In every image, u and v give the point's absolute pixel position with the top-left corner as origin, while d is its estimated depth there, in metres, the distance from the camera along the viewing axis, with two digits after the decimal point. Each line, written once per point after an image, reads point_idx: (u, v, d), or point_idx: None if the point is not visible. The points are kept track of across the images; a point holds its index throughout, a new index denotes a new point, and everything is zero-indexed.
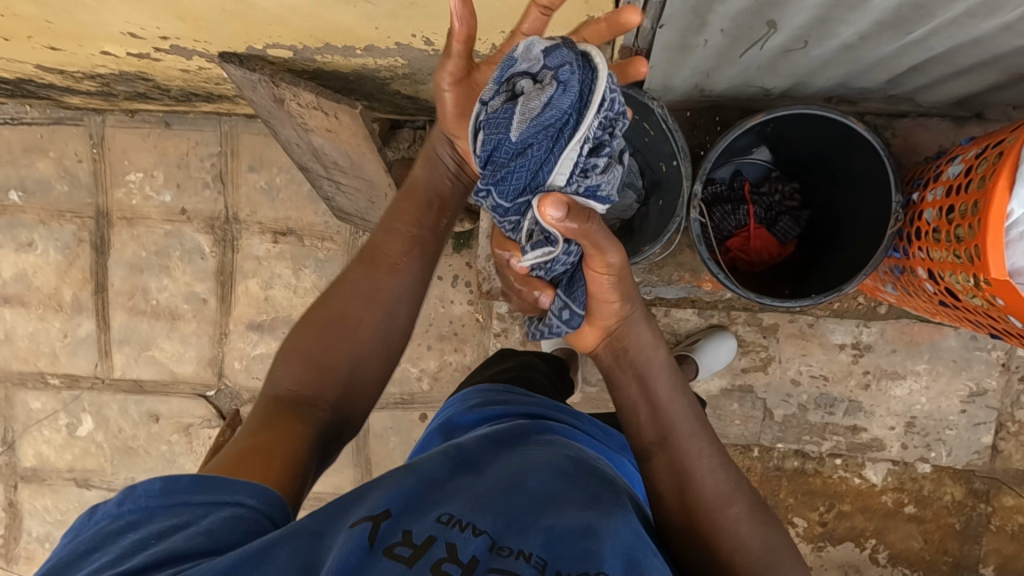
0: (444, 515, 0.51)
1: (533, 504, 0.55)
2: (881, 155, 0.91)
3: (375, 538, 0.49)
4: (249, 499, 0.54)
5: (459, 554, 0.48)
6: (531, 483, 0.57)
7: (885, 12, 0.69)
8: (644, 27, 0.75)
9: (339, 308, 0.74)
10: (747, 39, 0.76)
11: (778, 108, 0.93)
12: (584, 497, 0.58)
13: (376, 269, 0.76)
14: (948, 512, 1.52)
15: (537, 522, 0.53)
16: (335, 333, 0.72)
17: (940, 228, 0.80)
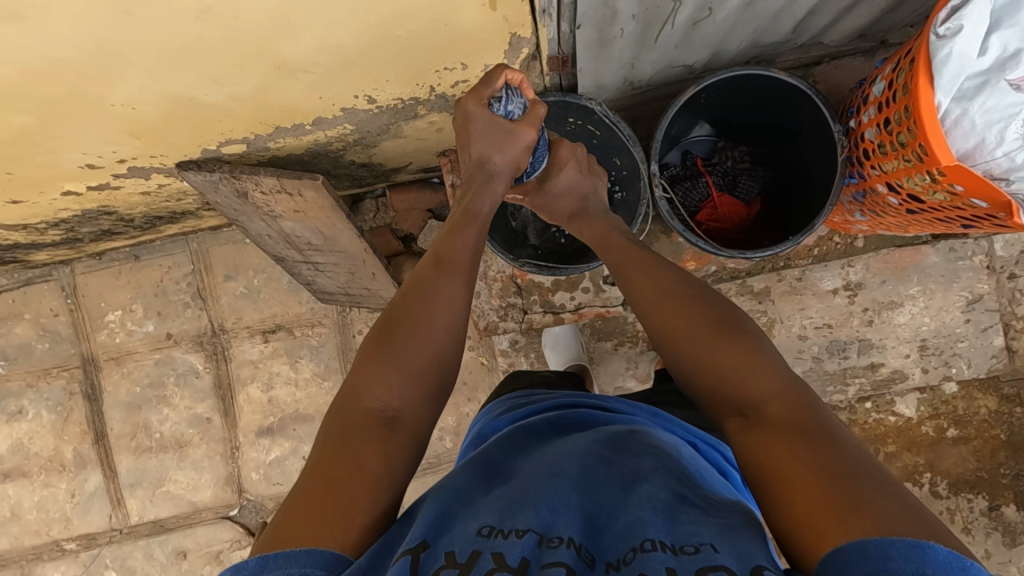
0: (482, 528, 0.50)
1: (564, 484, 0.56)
2: (809, 93, 0.96)
3: (420, 568, 0.47)
4: (307, 560, 0.52)
5: (508, 560, 0.46)
6: (568, 469, 0.57)
7: None
8: (562, 32, 0.80)
9: (407, 328, 0.70)
10: (657, 19, 0.79)
11: (701, 76, 1.00)
12: (622, 479, 0.56)
13: (441, 284, 0.74)
14: (990, 425, 1.54)
15: (562, 506, 0.53)
16: (417, 343, 0.69)
17: (884, 141, 0.85)
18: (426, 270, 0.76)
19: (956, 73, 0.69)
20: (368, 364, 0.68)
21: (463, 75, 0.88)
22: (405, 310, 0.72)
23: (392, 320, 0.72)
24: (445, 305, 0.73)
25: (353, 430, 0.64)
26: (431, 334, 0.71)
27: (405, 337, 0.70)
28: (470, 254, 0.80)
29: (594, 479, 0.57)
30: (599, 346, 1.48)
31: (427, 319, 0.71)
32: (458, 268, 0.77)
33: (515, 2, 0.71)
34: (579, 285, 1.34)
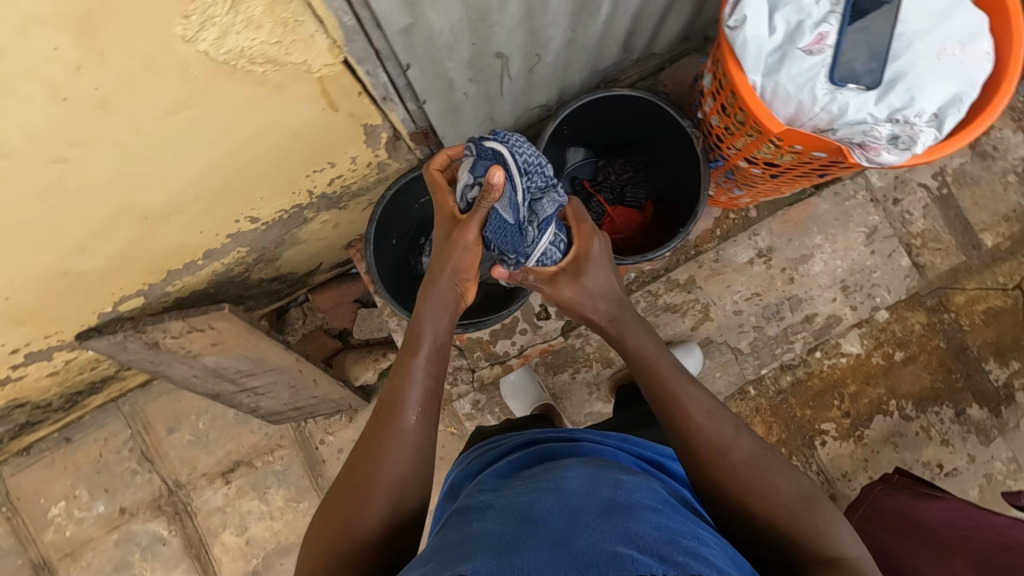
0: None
1: (545, 514, 0.55)
2: (652, 99, 1.05)
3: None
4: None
5: None
6: (547, 498, 0.57)
7: (587, 13, 0.81)
8: (411, 110, 0.82)
9: (359, 478, 0.68)
10: (494, 75, 0.83)
11: (557, 111, 1.08)
12: (600, 504, 0.56)
13: (390, 427, 0.71)
14: (928, 338, 1.66)
15: (548, 538, 0.52)
16: (372, 503, 0.66)
17: (728, 124, 0.92)
18: (379, 413, 0.73)
19: (756, 55, 0.78)
20: (328, 528, 0.66)
21: (335, 171, 0.90)
22: (358, 460, 0.70)
23: (349, 471, 0.70)
24: (397, 453, 0.69)
25: None
26: (383, 482, 0.67)
27: (361, 496, 0.66)
28: (421, 387, 0.75)
29: (570, 502, 0.56)
30: (557, 379, 1.50)
31: (378, 473, 0.67)
32: (409, 407, 0.73)
33: (355, 97, 0.71)
34: (517, 329, 1.37)
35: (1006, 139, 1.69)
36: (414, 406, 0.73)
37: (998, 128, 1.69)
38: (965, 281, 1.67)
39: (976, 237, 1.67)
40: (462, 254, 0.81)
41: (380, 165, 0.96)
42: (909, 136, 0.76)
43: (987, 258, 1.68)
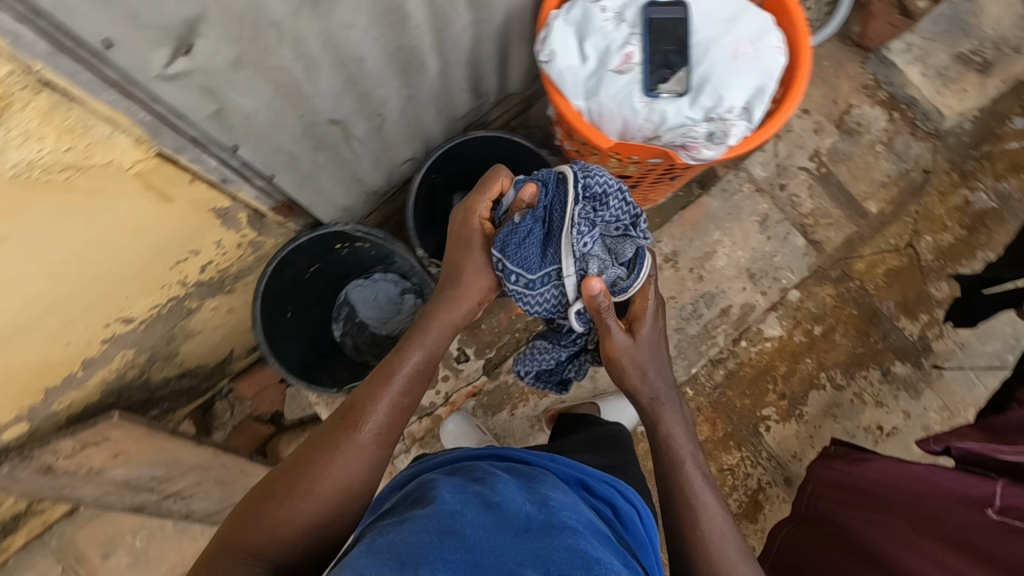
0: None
1: (457, 531, 0.52)
2: (504, 135, 1.09)
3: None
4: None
5: None
6: (466, 513, 0.54)
7: (415, 70, 0.86)
8: (261, 186, 0.84)
9: (305, 473, 0.68)
10: (339, 140, 0.87)
11: (423, 159, 1.08)
12: (519, 523, 0.54)
13: (348, 436, 0.71)
14: (840, 307, 1.74)
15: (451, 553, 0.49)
16: (305, 507, 0.66)
17: (575, 147, 0.97)
18: (340, 416, 0.73)
19: (574, 82, 0.84)
20: (257, 512, 0.66)
21: (202, 258, 0.90)
22: (308, 455, 0.70)
23: (299, 463, 0.70)
24: (346, 469, 0.69)
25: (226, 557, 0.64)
26: (325, 487, 0.68)
27: (298, 495, 0.66)
28: (388, 406, 0.74)
29: (492, 519, 0.54)
30: (497, 420, 1.43)
31: (322, 481, 0.67)
32: (370, 420, 0.72)
33: (189, 185, 0.72)
34: (439, 378, 1.38)
35: (866, 115, 1.82)
36: (377, 421, 0.73)
37: (857, 106, 1.82)
38: (861, 250, 1.77)
39: (861, 207, 1.78)
40: (484, 280, 0.84)
41: (252, 244, 0.97)
42: (722, 130, 0.82)
43: (874, 224, 1.78)
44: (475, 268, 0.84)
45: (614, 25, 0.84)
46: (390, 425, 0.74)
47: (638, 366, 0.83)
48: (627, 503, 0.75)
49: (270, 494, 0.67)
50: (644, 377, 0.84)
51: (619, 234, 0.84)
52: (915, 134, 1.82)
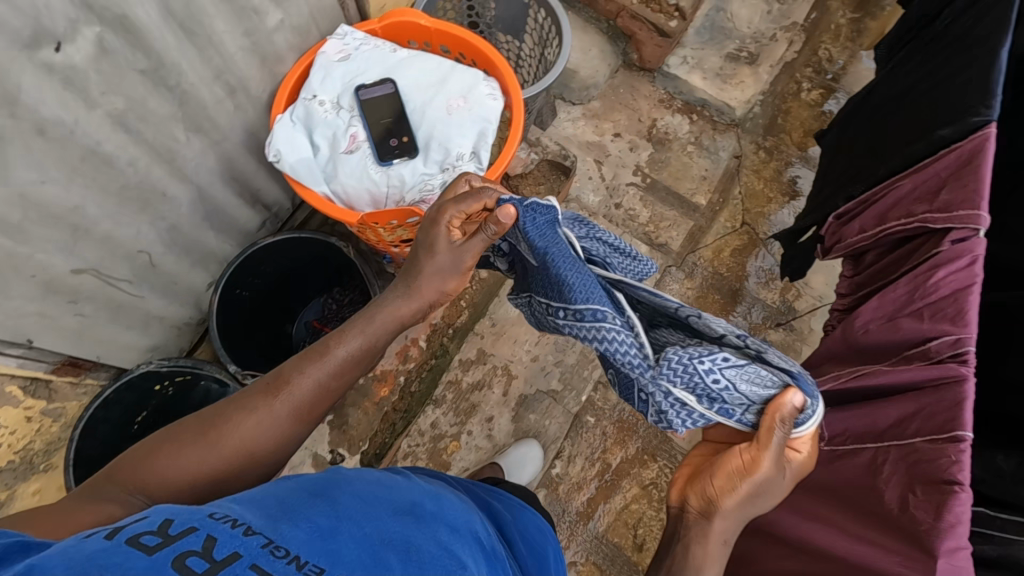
0: (216, 512, 0.41)
1: (336, 502, 0.47)
2: (287, 237, 1.11)
3: (118, 532, 0.38)
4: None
5: (216, 550, 0.37)
6: (351, 490, 0.49)
7: (161, 202, 0.90)
8: (21, 356, 0.84)
9: (221, 427, 0.63)
10: (101, 287, 0.88)
11: (218, 277, 1.08)
12: (395, 510, 0.49)
13: (269, 402, 0.66)
14: (708, 296, 1.78)
15: (327, 517, 0.44)
16: (206, 456, 0.61)
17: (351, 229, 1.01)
18: (268, 380, 0.68)
19: (309, 172, 0.89)
20: (155, 447, 0.61)
21: None
22: (227, 410, 0.65)
23: (220, 414, 0.64)
24: (260, 433, 0.64)
25: (115, 480, 0.58)
26: (234, 445, 0.63)
27: (200, 441, 0.62)
28: (316, 383, 0.69)
29: (372, 498, 0.49)
30: None
31: (231, 437, 0.63)
32: (292, 393, 0.67)
33: None
34: None
35: (670, 124, 1.87)
36: (301, 395, 0.67)
37: (660, 118, 1.87)
38: (704, 240, 1.80)
39: (691, 203, 1.82)
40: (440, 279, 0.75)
41: (46, 413, 0.94)
42: (453, 178, 0.89)
43: (708, 213, 1.83)
44: (444, 269, 0.75)
45: (334, 113, 0.92)
46: (313, 403, 0.68)
47: (747, 494, 0.65)
48: (537, 533, 0.73)
49: (170, 437, 0.62)
50: (742, 506, 0.66)
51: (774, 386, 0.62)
52: (717, 129, 1.87)
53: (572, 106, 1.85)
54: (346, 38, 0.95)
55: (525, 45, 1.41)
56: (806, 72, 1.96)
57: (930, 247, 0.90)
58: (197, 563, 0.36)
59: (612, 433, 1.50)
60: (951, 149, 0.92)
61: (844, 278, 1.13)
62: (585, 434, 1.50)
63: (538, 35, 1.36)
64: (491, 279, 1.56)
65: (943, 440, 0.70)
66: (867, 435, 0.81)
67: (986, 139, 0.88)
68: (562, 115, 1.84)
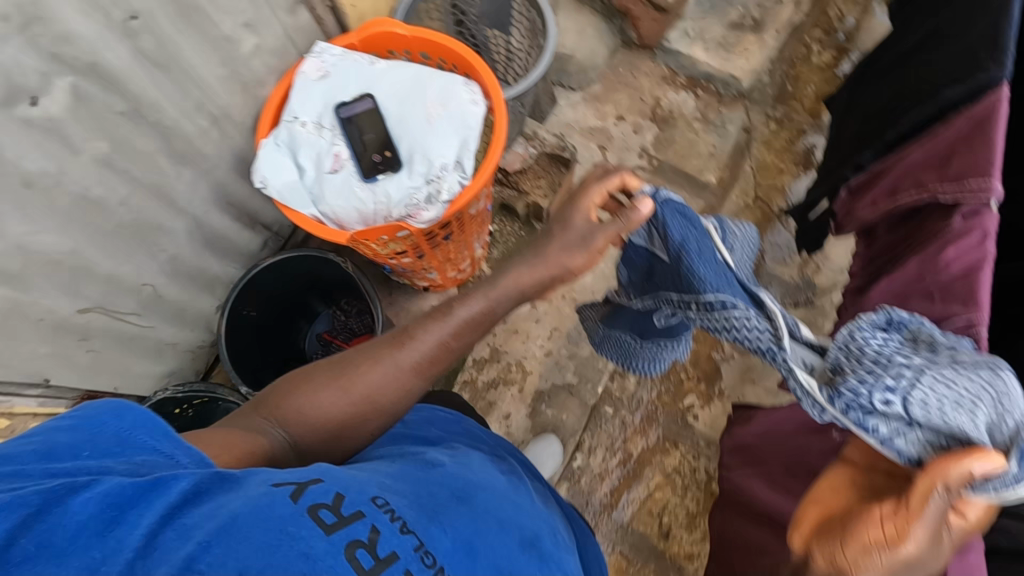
0: (378, 497, 0.44)
1: (473, 504, 0.48)
2: (287, 257, 1.13)
3: (302, 496, 0.42)
4: (178, 451, 0.45)
5: (377, 546, 0.40)
6: (483, 492, 0.51)
7: (160, 235, 0.92)
8: (41, 394, 0.87)
9: (350, 372, 0.64)
10: (110, 321, 0.91)
11: (225, 299, 1.10)
12: (522, 528, 0.49)
13: (395, 351, 0.65)
14: None
15: (462, 522, 0.45)
16: (341, 400, 0.62)
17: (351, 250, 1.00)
18: (395, 333, 0.68)
19: (297, 195, 0.90)
20: (294, 386, 0.63)
21: None
22: (356, 356, 0.66)
23: (352, 359, 0.65)
24: (387, 382, 0.64)
25: (259, 412, 0.61)
26: (361, 391, 0.63)
27: (334, 381, 0.63)
28: (440, 342, 0.67)
29: (507, 516, 0.49)
30: None
31: (362, 385, 0.63)
32: (415, 344, 0.66)
33: None
34: None
35: (675, 101, 1.79)
36: (423, 347, 0.66)
37: (664, 96, 1.79)
38: None
39: (700, 179, 1.74)
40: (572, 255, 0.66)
41: None
42: (438, 190, 0.89)
43: (719, 192, 1.75)
44: (575, 244, 0.66)
45: (318, 134, 0.92)
46: (435, 356, 0.67)
47: (897, 570, 0.52)
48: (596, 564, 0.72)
49: (308, 378, 0.64)
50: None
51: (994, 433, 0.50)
52: (723, 102, 1.79)
53: (571, 91, 1.79)
54: (323, 55, 0.95)
55: (513, 38, 1.38)
56: (816, 33, 1.87)
57: (938, 223, 0.85)
58: (363, 557, 0.39)
59: (632, 423, 1.49)
60: (961, 112, 0.86)
61: (858, 255, 1.06)
62: (604, 425, 1.49)
63: (526, 28, 1.35)
64: None
65: None
66: None
67: (998, 100, 0.81)
68: (561, 101, 1.78)
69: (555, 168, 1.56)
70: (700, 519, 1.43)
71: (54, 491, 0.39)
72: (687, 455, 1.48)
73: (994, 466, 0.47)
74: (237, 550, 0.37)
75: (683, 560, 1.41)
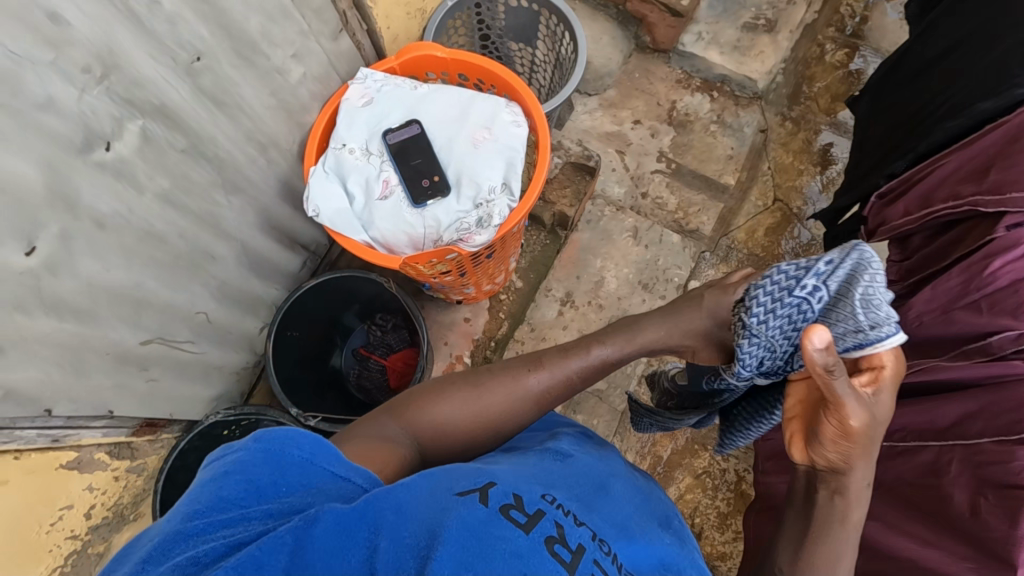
0: (547, 494, 0.49)
1: (607, 496, 0.55)
2: (330, 278, 1.14)
3: (488, 499, 0.45)
4: (354, 473, 0.46)
5: (565, 539, 0.45)
6: (611, 486, 0.57)
7: (212, 264, 0.93)
8: (103, 428, 0.88)
9: (483, 395, 0.68)
10: (165, 351, 0.93)
11: (271, 320, 1.13)
12: (653, 517, 0.56)
13: (525, 379, 0.70)
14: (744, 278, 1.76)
15: (608, 512, 0.52)
16: (473, 417, 0.67)
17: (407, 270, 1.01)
18: (520, 363, 0.73)
19: (350, 221, 0.91)
20: (427, 397, 0.67)
21: (81, 506, 0.88)
22: (487, 378, 0.70)
23: (481, 380, 0.70)
24: (512, 408, 0.69)
25: (397, 419, 0.64)
26: (490, 413, 0.67)
27: (467, 399, 0.67)
28: (565, 378, 0.72)
29: (642, 500, 0.58)
30: None
31: (496, 404, 0.68)
32: (543, 377, 0.71)
33: (30, 464, 0.77)
34: None
35: (691, 104, 1.76)
36: (549, 380, 0.71)
37: (679, 99, 1.76)
38: (736, 222, 1.71)
39: (719, 183, 1.70)
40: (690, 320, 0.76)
41: (131, 470, 0.97)
42: (488, 214, 0.90)
43: (737, 194, 1.72)
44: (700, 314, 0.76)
45: (368, 161, 0.94)
46: (557, 391, 0.72)
47: (866, 440, 0.57)
48: None
49: (441, 388, 0.68)
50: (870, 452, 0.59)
51: (867, 308, 0.60)
52: (739, 105, 1.76)
53: (588, 97, 1.76)
54: (366, 82, 0.96)
55: (538, 51, 1.39)
56: (828, 32, 1.86)
57: (981, 232, 0.86)
58: (561, 551, 0.44)
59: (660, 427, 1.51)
60: (998, 124, 0.89)
61: (891, 262, 1.05)
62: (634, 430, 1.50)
63: (551, 41, 1.35)
64: (526, 288, 1.60)
65: (1009, 442, 0.73)
66: (927, 433, 0.82)
67: None
68: (579, 107, 1.75)
69: (579, 176, 1.57)
70: (732, 519, 1.45)
71: (291, 531, 0.38)
72: (717, 457, 1.50)
73: (825, 336, 0.50)
74: (472, 560, 0.40)
75: (716, 560, 1.42)
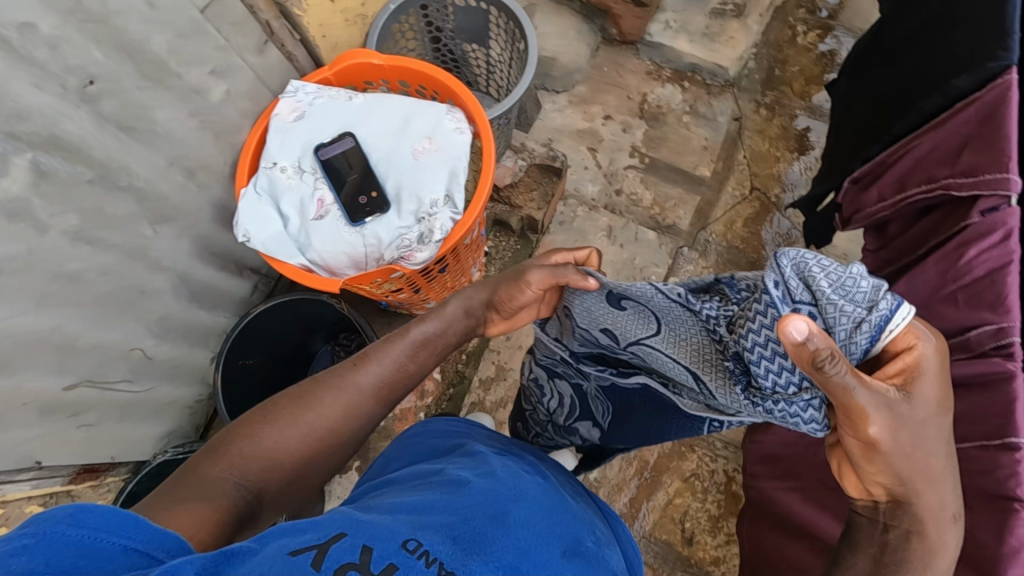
0: (409, 540, 0.41)
1: (505, 525, 0.46)
2: (276, 304, 1.08)
3: (323, 560, 0.39)
4: (159, 547, 0.38)
5: None
6: (514, 509, 0.48)
7: (144, 298, 0.88)
8: (31, 476, 0.83)
9: (301, 409, 0.62)
10: (99, 393, 0.87)
11: (218, 351, 1.07)
12: (564, 543, 0.48)
13: (349, 375, 0.66)
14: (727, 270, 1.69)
15: (498, 542, 0.43)
16: (301, 433, 0.61)
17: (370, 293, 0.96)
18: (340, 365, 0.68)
19: (284, 245, 0.86)
20: (234, 437, 0.60)
21: None
22: (305, 393, 0.64)
23: (297, 396, 0.64)
24: (344, 407, 0.64)
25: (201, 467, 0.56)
26: (316, 421, 0.62)
27: (283, 421, 0.61)
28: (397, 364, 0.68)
29: (548, 525, 0.49)
30: None
31: (325, 413, 0.63)
32: (372, 367, 0.67)
33: None
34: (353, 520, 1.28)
35: (662, 96, 1.70)
36: (382, 366, 0.67)
37: (651, 91, 1.70)
38: (713, 214, 1.62)
39: (696, 176, 1.64)
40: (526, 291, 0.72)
41: None
42: (429, 229, 0.84)
43: (715, 185, 1.66)
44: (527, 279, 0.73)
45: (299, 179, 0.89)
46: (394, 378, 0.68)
47: (903, 447, 0.51)
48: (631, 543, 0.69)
49: (253, 422, 0.61)
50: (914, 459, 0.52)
51: (846, 296, 0.48)
52: (711, 93, 1.71)
53: (556, 95, 1.70)
54: (298, 95, 0.91)
55: (493, 51, 1.33)
56: (799, 14, 1.80)
57: (956, 219, 0.81)
58: None
59: None
60: (968, 102, 0.83)
61: (867, 252, 1.00)
62: None
63: (504, 40, 1.28)
64: None
65: (993, 447, 0.67)
66: None
67: (1007, 87, 0.79)
68: (547, 106, 1.68)
69: (547, 179, 1.51)
70: (723, 522, 1.37)
71: None
72: (705, 459, 1.43)
73: (800, 324, 0.44)
74: None
75: (711, 565, 1.35)
